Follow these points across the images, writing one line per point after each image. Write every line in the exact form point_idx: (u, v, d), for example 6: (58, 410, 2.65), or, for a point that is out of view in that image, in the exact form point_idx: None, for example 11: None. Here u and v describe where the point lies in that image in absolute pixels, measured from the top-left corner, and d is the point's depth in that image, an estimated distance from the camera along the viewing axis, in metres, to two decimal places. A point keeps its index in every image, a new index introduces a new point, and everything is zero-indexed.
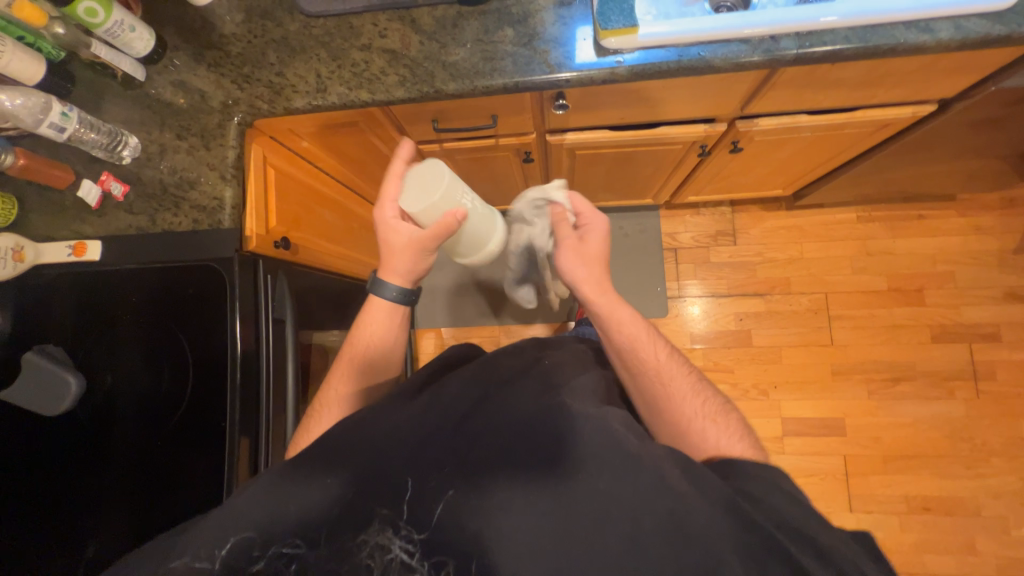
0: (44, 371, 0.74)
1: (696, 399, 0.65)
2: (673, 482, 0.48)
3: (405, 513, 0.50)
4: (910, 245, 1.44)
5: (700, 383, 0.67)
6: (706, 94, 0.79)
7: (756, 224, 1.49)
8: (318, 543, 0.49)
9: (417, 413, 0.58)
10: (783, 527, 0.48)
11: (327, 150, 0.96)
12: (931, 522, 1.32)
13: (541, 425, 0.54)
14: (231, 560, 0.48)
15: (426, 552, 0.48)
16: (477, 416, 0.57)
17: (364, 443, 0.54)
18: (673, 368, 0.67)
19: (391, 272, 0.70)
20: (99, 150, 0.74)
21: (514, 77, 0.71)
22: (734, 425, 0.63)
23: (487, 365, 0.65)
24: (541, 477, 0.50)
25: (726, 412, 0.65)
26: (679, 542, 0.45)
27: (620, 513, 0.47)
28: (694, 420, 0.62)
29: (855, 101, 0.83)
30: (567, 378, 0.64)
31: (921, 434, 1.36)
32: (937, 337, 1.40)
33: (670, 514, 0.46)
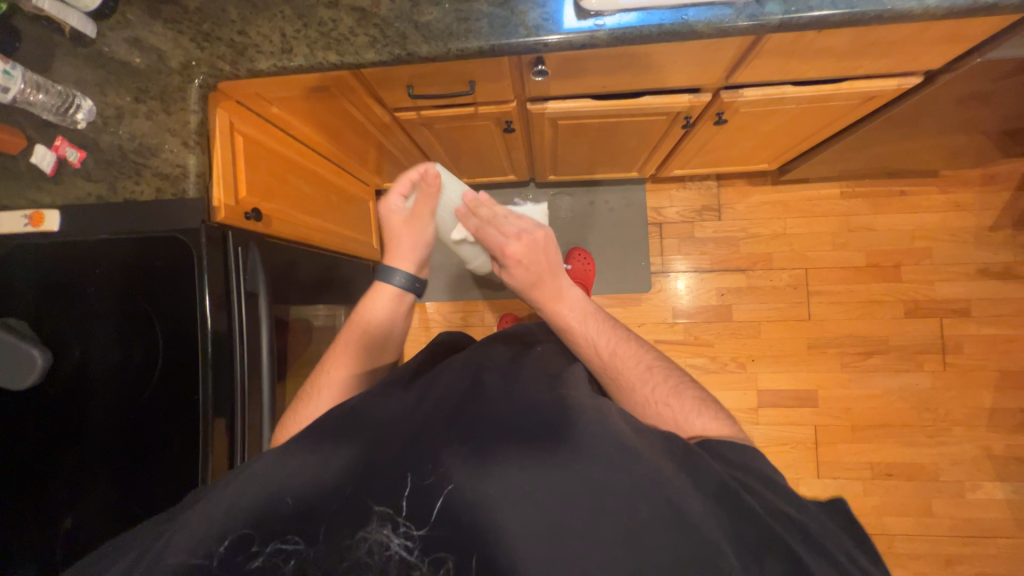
0: (7, 347, 0.70)
1: (646, 384, 0.65)
2: (669, 472, 0.48)
3: (405, 508, 0.46)
4: (891, 221, 1.46)
5: (654, 368, 0.67)
6: (690, 62, 0.76)
7: (741, 199, 1.49)
8: (317, 538, 0.44)
9: (411, 404, 0.57)
10: (775, 513, 0.47)
11: (299, 117, 0.92)
12: (893, 486, 1.39)
13: (536, 418, 0.54)
14: (229, 556, 0.43)
15: (426, 550, 0.44)
16: (471, 410, 0.56)
17: (355, 434, 0.53)
18: (623, 356, 0.68)
19: (399, 259, 0.76)
20: (49, 113, 0.70)
21: (490, 40, 0.68)
22: (692, 405, 0.62)
23: (482, 355, 0.66)
24: (541, 469, 0.49)
25: (683, 391, 0.65)
26: (680, 531, 0.44)
27: (619, 504, 0.46)
28: (650, 405, 0.63)
29: (842, 72, 0.82)
30: (561, 369, 0.65)
31: (889, 405, 1.42)
32: (911, 312, 1.43)
33: (671, 504, 0.46)
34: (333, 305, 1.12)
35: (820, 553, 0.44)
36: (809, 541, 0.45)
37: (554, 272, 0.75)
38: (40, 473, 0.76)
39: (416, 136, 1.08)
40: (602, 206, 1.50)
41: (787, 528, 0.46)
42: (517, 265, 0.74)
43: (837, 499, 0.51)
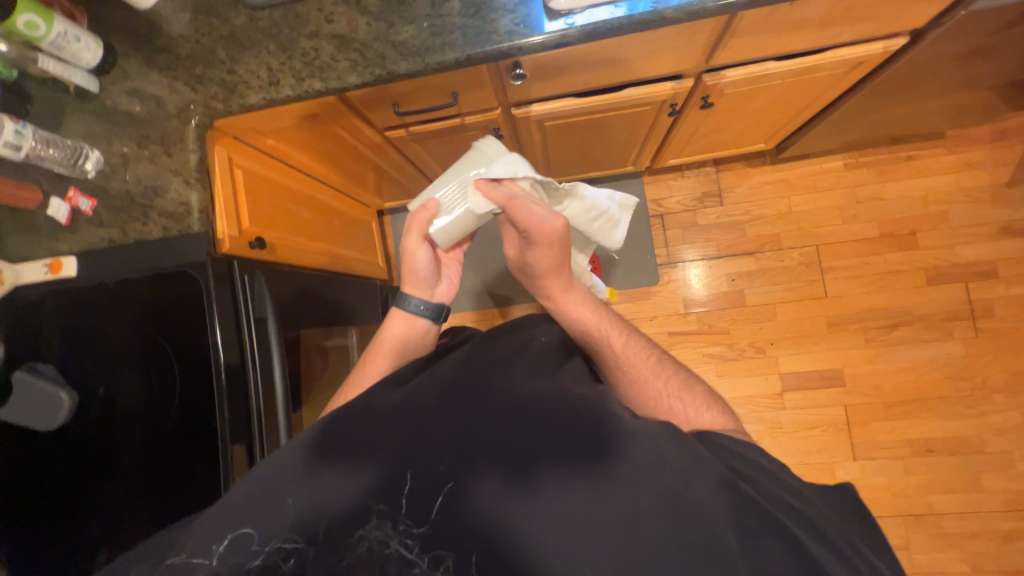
0: (36, 390, 0.75)
1: (658, 378, 0.68)
2: (669, 457, 0.50)
3: (405, 507, 0.48)
4: (901, 187, 1.41)
5: (664, 363, 0.71)
6: (666, 49, 0.77)
7: (742, 181, 1.47)
8: (317, 539, 0.46)
9: (415, 395, 0.57)
10: (778, 503, 0.49)
11: (294, 146, 0.95)
12: (936, 463, 1.33)
13: (539, 408, 0.55)
14: (229, 557, 0.46)
15: (427, 547, 0.46)
16: (476, 399, 0.56)
17: (359, 431, 0.53)
18: (635, 350, 0.71)
19: (408, 285, 0.76)
20: (59, 166, 0.74)
21: (465, 50, 0.70)
22: (703, 397, 0.66)
23: (488, 346, 0.65)
24: (541, 464, 0.50)
25: (692, 384, 0.69)
26: (680, 515, 0.47)
27: (619, 490, 0.48)
28: (660, 399, 0.66)
29: (824, 41, 0.81)
30: (563, 361, 0.66)
31: (921, 378, 1.36)
32: (933, 279, 1.38)
33: (671, 490, 0.48)
34: (345, 326, 1.14)
35: (818, 537, 0.46)
36: (810, 528, 0.47)
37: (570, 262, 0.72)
38: (72, 510, 0.79)
39: (409, 153, 1.10)
40: None
41: (788, 515, 0.48)
42: (545, 247, 0.68)
43: (847, 485, 0.55)
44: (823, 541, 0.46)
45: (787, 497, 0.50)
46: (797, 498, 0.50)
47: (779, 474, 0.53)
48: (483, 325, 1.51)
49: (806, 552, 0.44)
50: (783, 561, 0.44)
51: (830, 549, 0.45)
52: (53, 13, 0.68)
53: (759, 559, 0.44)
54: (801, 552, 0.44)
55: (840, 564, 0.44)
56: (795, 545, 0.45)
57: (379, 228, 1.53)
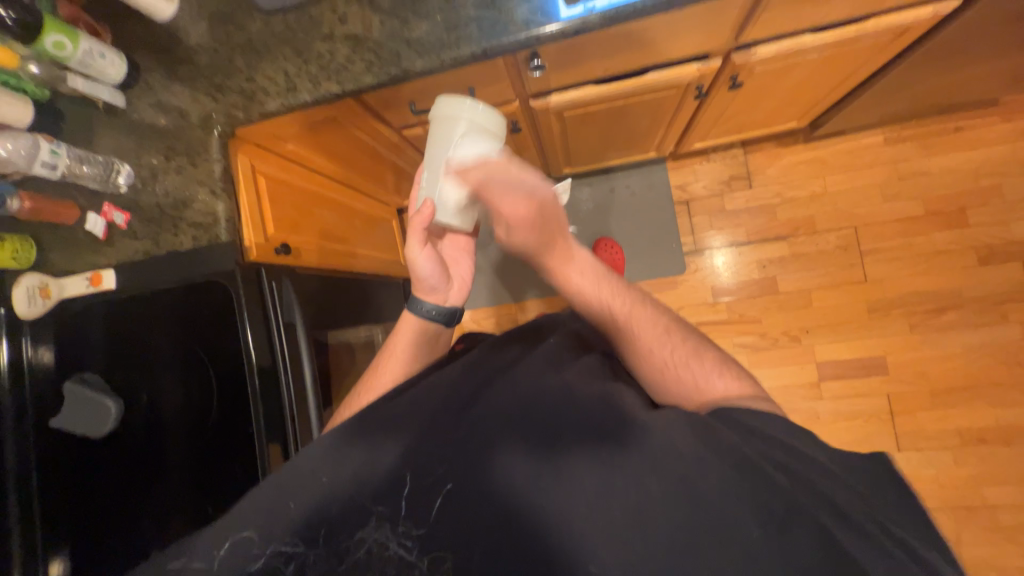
0: (84, 397, 0.78)
1: (665, 346, 0.64)
2: (681, 447, 0.49)
3: (404, 508, 0.49)
4: (948, 161, 1.32)
5: (671, 329, 0.67)
6: (693, 29, 0.72)
7: (771, 162, 1.40)
8: (317, 542, 0.47)
9: (421, 396, 0.58)
10: (810, 491, 0.46)
11: (313, 150, 0.95)
12: (989, 453, 1.26)
13: (540, 407, 0.55)
14: (229, 559, 0.47)
15: (426, 549, 0.47)
16: (478, 404, 0.56)
17: (363, 432, 0.54)
18: (641, 318, 0.66)
19: (418, 289, 0.75)
20: (94, 181, 0.77)
21: (481, 44, 0.67)
22: (714, 365, 0.63)
23: (492, 350, 0.65)
24: (541, 458, 0.51)
25: (702, 351, 0.65)
26: (691, 503, 0.46)
27: (626, 481, 0.48)
28: (669, 369, 0.63)
29: (866, 9, 0.75)
30: (572, 358, 0.64)
31: (971, 363, 1.28)
32: (985, 258, 1.29)
33: (680, 476, 0.48)
34: (370, 325, 1.16)
35: (852, 528, 0.43)
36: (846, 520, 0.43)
37: (561, 230, 0.67)
38: (123, 508, 0.84)
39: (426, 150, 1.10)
40: (622, 190, 1.46)
41: (821, 506, 0.44)
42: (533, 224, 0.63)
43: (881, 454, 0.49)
44: (863, 536, 0.42)
45: (829, 491, 0.46)
46: (833, 483, 0.47)
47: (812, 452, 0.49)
48: (506, 320, 1.50)
49: (842, 548, 0.42)
50: (810, 552, 0.42)
51: (864, 541, 0.42)
52: (79, 33, 0.69)
53: (785, 550, 0.43)
54: (829, 541, 0.42)
55: (870, 549, 0.41)
56: (823, 536, 0.43)
57: (399, 226, 1.52)
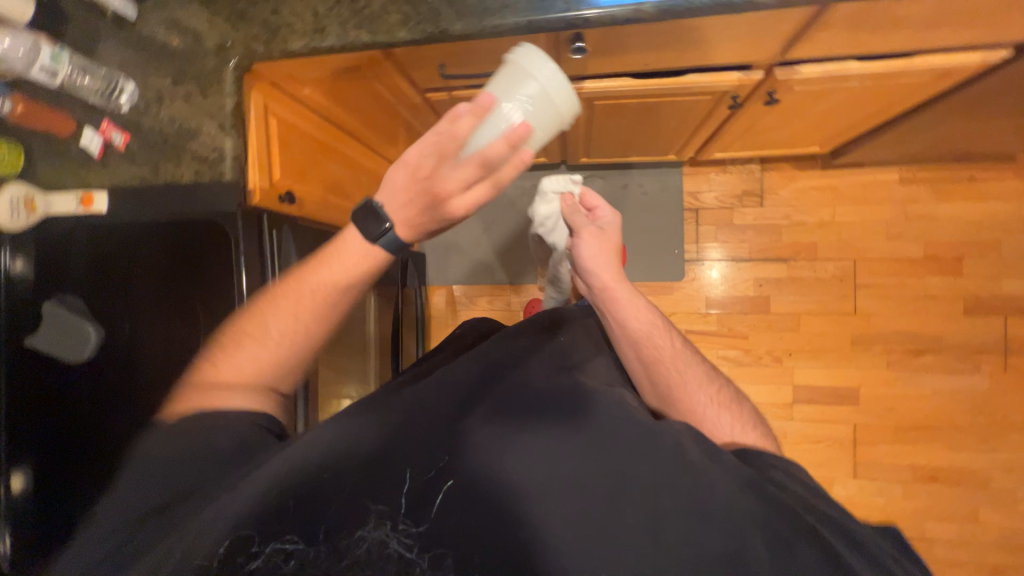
0: (67, 321, 0.76)
1: (710, 386, 0.65)
2: (691, 458, 0.50)
3: (404, 504, 0.48)
4: (955, 209, 1.34)
5: (712, 375, 0.68)
6: (743, 36, 0.70)
7: (786, 184, 1.40)
8: (318, 540, 0.45)
9: (427, 389, 0.59)
10: (812, 512, 0.48)
11: (330, 98, 0.91)
12: (937, 491, 1.32)
13: (551, 409, 0.55)
14: (228, 559, 0.45)
15: (428, 545, 0.46)
16: (483, 396, 0.58)
17: (370, 410, 0.57)
18: (687, 360, 0.67)
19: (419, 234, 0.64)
20: (94, 96, 0.72)
21: (527, 16, 0.64)
22: (749, 416, 0.64)
23: (502, 341, 0.68)
24: (551, 459, 0.50)
25: (738, 404, 0.66)
26: (699, 521, 0.46)
27: (635, 491, 0.48)
28: (707, 408, 0.63)
29: (918, 44, 0.73)
30: (580, 362, 0.66)
31: (938, 407, 1.33)
32: (971, 309, 1.33)
33: (689, 490, 0.48)
34: None
35: (860, 553, 0.45)
36: (846, 537, 0.46)
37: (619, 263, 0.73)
38: (81, 442, 0.80)
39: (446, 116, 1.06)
40: (635, 189, 1.44)
41: (825, 525, 0.47)
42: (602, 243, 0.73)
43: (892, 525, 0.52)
44: (866, 559, 0.44)
45: (826, 511, 0.49)
46: (835, 509, 0.49)
47: (808, 480, 0.53)
48: (499, 301, 1.49)
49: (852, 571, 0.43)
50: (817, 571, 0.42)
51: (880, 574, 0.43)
52: None
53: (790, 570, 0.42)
54: (838, 562, 0.43)
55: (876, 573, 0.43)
56: (834, 557, 0.43)
57: None
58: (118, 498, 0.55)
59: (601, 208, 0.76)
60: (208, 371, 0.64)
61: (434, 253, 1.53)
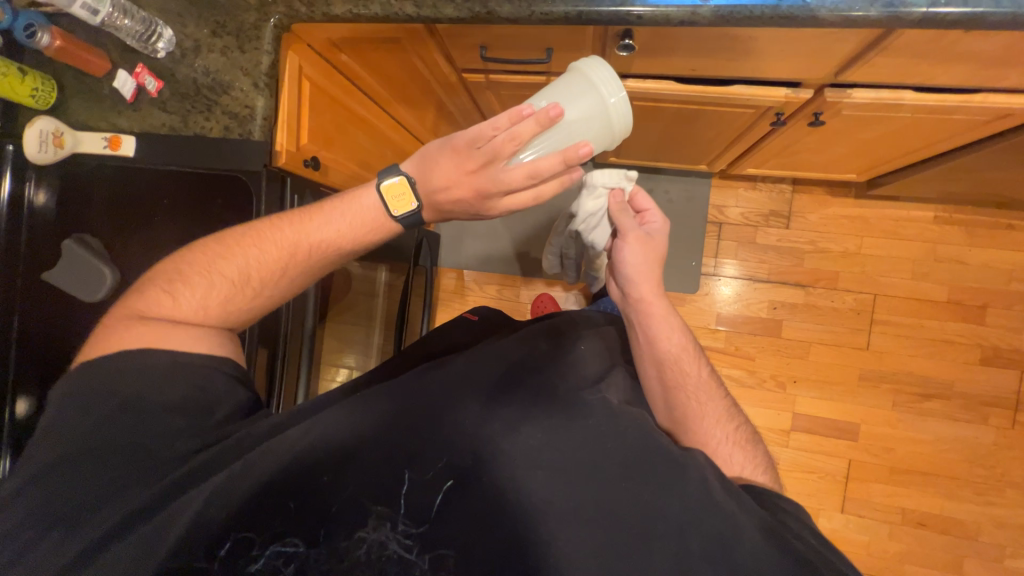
0: (83, 259, 0.77)
1: (728, 423, 0.64)
2: (716, 496, 0.49)
3: (403, 510, 0.50)
4: (987, 256, 1.30)
5: (732, 410, 0.66)
6: (799, 52, 0.67)
7: (816, 208, 1.36)
8: (319, 542, 0.48)
9: (441, 384, 0.60)
10: (830, 566, 0.45)
11: (366, 68, 0.89)
12: (923, 536, 1.31)
13: (564, 421, 0.55)
14: (229, 557, 0.47)
15: (426, 545, 0.48)
16: (497, 406, 0.57)
17: (374, 399, 0.58)
18: (709, 390, 0.66)
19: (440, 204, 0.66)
20: (132, 38, 0.70)
21: (578, 6, 0.62)
22: (763, 459, 0.62)
23: (520, 344, 0.68)
24: (562, 474, 0.51)
25: (754, 444, 0.64)
26: (708, 562, 0.45)
27: (644, 523, 0.48)
28: (722, 444, 0.61)
29: (980, 81, 0.70)
30: (600, 373, 0.65)
31: (938, 453, 1.31)
32: (987, 359, 1.30)
33: (702, 530, 0.47)
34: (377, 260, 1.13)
35: None
36: None
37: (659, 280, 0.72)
38: None
39: (480, 99, 1.04)
40: (661, 195, 1.41)
41: None
42: (646, 252, 0.71)
43: None
44: None
45: (845, 566, 0.45)
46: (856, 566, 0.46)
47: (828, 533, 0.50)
48: (508, 291, 1.48)
49: None
50: None
51: None
52: None
53: None
54: None
55: None
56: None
57: None
58: (59, 424, 0.53)
59: (652, 213, 0.75)
60: (157, 299, 0.61)
61: (450, 235, 1.52)
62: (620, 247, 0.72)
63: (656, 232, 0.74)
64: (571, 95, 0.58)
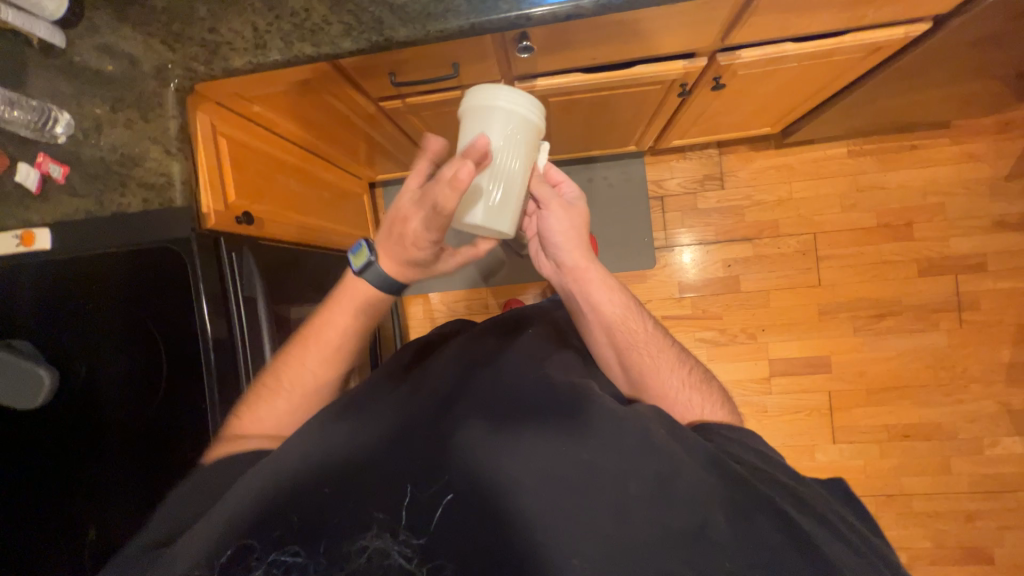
0: (14, 367, 0.72)
1: (681, 368, 0.67)
2: (657, 439, 0.53)
3: (404, 517, 0.50)
4: (901, 177, 1.41)
5: (683, 355, 0.70)
6: (684, 26, 0.72)
7: (744, 165, 1.44)
8: (317, 549, 0.48)
9: (404, 397, 0.63)
10: (766, 479, 0.52)
11: (282, 114, 0.89)
12: (911, 447, 1.38)
13: (523, 402, 0.59)
14: (230, 564, 0.47)
15: (427, 556, 0.48)
16: (461, 401, 0.61)
17: (349, 413, 0.60)
18: (658, 344, 0.69)
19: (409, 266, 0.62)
20: (26, 129, 0.69)
21: (470, 18, 0.64)
22: (717, 393, 0.67)
23: (473, 341, 0.71)
24: (529, 447, 0.54)
25: (709, 382, 0.69)
26: (669, 503, 0.50)
27: (607, 482, 0.51)
28: (680, 392, 0.65)
29: (846, 23, 0.77)
30: (550, 352, 0.69)
31: (904, 366, 1.40)
32: (924, 270, 1.40)
33: (658, 477, 0.51)
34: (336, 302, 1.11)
35: (811, 513, 0.49)
36: (798, 502, 0.50)
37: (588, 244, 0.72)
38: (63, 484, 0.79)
39: (405, 125, 1.05)
40: (600, 182, 1.46)
41: (781, 494, 0.51)
42: (570, 217, 0.70)
43: (840, 479, 0.59)
44: (818, 519, 0.49)
45: (778, 477, 0.53)
46: (789, 475, 0.55)
47: (772, 454, 0.58)
48: (476, 305, 1.49)
49: (800, 529, 0.47)
50: (768, 536, 0.47)
51: (826, 528, 0.48)
52: None
53: (746, 536, 0.47)
54: (790, 526, 0.47)
55: (827, 532, 0.48)
56: (785, 522, 0.48)
57: (370, 201, 1.46)
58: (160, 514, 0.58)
59: (566, 184, 0.70)
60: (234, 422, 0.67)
61: None
62: (542, 217, 0.70)
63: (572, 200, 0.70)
64: (517, 144, 0.60)
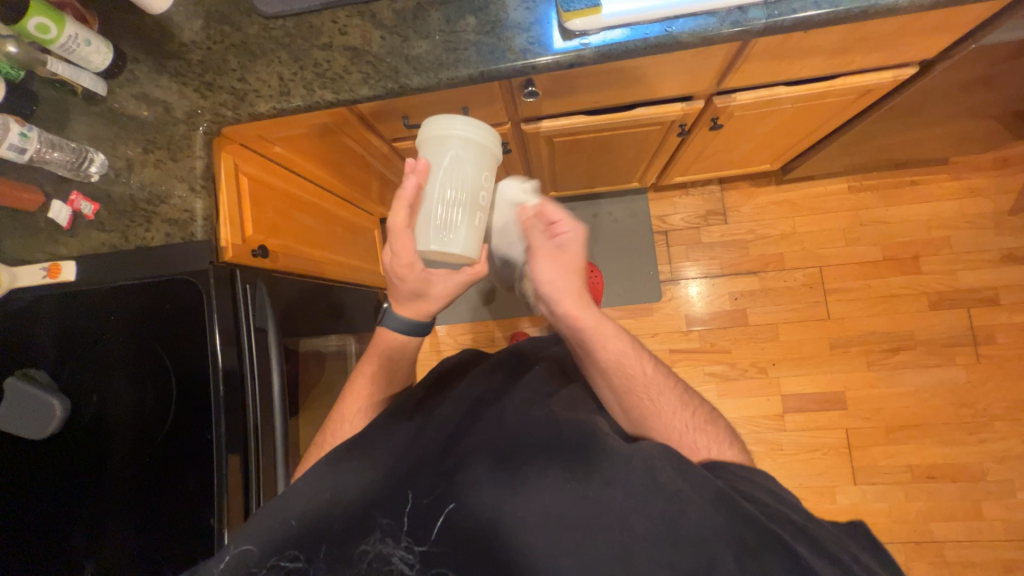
0: (31, 398, 0.75)
1: (686, 409, 0.65)
2: (664, 479, 0.52)
3: (405, 522, 0.53)
4: (903, 212, 1.42)
5: (687, 393, 0.68)
6: (680, 71, 0.77)
7: (746, 201, 1.47)
8: (318, 557, 0.51)
9: (411, 433, 0.62)
10: (775, 519, 0.51)
11: (300, 154, 0.94)
12: (937, 489, 1.32)
13: (528, 439, 0.58)
14: (235, 565, 0.51)
15: (426, 564, 0.51)
16: (467, 435, 0.61)
17: (358, 449, 0.60)
18: (659, 386, 0.66)
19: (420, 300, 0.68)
20: (64, 169, 0.73)
21: (479, 67, 0.69)
22: (724, 431, 0.66)
23: (483, 373, 0.71)
24: (530, 480, 0.54)
25: (715, 419, 0.67)
26: (670, 542, 0.49)
27: (609, 522, 0.51)
28: (685, 433, 0.64)
29: (835, 69, 0.81)
30: (555, 388, 0.69)
31: (923, 403, 1.35)
32: (935, 304, 1.38)
33: (660, 515, 0.50)
34: (344, 334, 1.11)
35: (821, 555, 0.47)
36: (808, 543, 0.49)
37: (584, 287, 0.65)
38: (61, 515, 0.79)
39: None
40: (605, 218, 1.50)
41: (792, 535, 0.49)
42: (561, 264, 0.64)
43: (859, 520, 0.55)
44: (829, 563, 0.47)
45: (792, 519, 0.51)
46: (805, 518, 0.52)
47: (786, 495, 0.55)
48: (483, 337, 1.49)
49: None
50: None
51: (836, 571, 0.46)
52: (66, 18, 0.68)
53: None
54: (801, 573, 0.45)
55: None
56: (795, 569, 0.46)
57: (381, 236, 1.50)
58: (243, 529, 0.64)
59: (562, 222, 0.64)
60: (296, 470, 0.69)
61: None
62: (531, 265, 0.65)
63: (571, 244, 0.64)
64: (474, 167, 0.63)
